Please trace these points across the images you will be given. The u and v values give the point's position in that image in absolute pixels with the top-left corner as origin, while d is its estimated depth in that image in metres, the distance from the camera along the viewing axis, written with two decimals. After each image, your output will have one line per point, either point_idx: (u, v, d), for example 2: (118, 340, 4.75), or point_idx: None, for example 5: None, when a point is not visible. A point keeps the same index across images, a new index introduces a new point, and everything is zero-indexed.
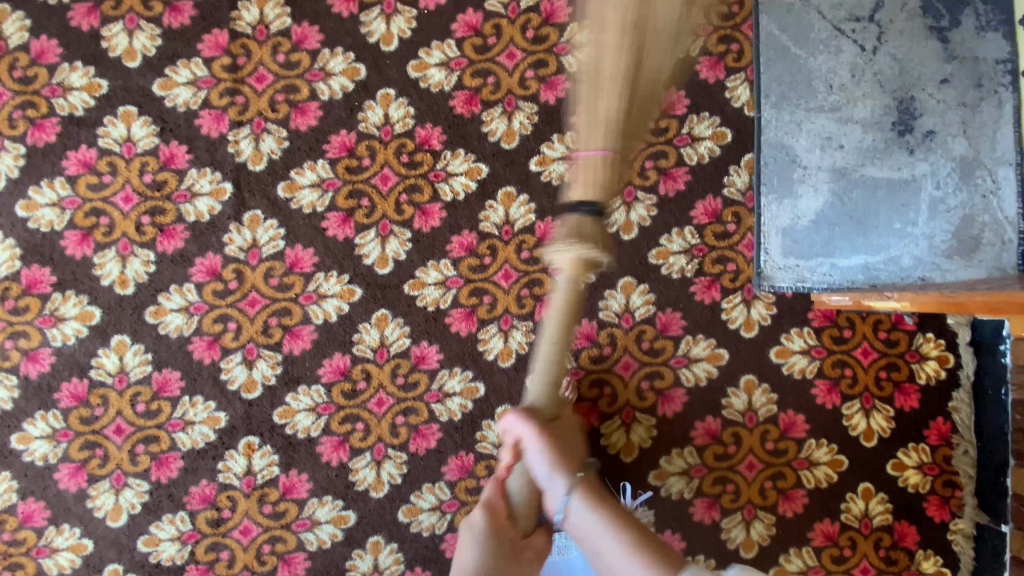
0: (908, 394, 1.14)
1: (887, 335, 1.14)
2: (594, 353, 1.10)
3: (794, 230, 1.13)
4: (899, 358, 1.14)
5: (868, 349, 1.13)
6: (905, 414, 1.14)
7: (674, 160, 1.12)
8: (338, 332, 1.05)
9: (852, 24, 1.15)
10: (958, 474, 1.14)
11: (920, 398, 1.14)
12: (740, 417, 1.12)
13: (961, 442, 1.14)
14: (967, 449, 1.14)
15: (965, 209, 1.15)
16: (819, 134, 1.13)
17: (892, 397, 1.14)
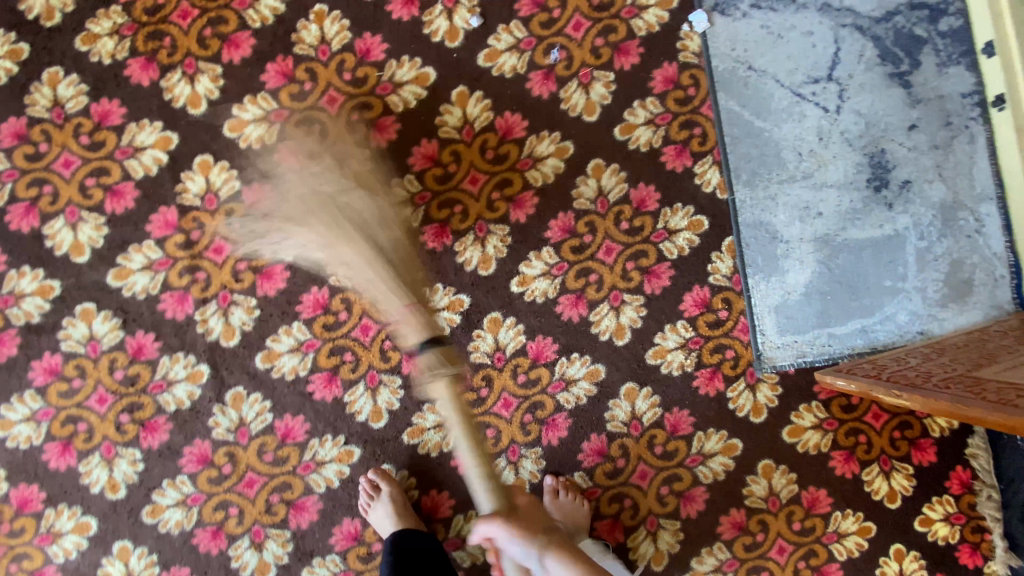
0: (925, 449, 1.13)
1: None
2: (608, 468, 1.06)
3: (787, 306, 1.10)
4: (911, 415, 1.13)
5: (879, 412, 1.13)
6: (925, 469, 1.13)
7: (656, 256, 1.08)
8: (343, 497, 1.02)
9: (811, 87, 1.12)
10: (984, 519, 1.12)
11: (937, 451, 1.13)
12: (764, 504, 1.10)
13: (983, 488, 1.12)
14: (991, 493, 1.12)
15: (953, 254, 1.12)
16: (796, 205, 1.11)
17: (909, 455, 1.13)
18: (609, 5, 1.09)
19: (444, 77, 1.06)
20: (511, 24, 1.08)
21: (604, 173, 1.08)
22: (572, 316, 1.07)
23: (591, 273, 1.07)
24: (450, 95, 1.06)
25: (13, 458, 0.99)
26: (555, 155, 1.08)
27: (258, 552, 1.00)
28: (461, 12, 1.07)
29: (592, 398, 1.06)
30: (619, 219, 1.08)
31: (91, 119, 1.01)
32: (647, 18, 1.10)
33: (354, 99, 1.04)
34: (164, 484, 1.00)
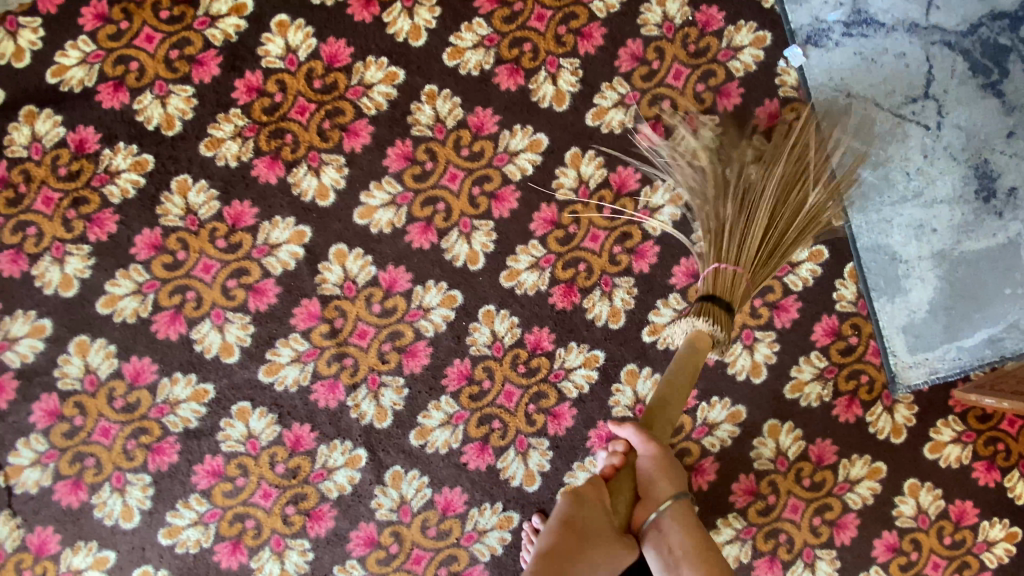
0: None
1: None
2: (760, 505, 1.09)
3: (913, 325, 1.12)
4: None
5: (1013, 418, 1.14)
6: None
7: (781, 291, 1.10)
8: (508, 562, 1.04)
9: (910, 107, 1.14)
10: None
11: None
12: (913, 522, 1.11)
13: None
14: None
15: None
16: (910, 224, 1.13)
17: None
18: (706, 50, 1.11)
19: (556, 140, 1.09)
20: (614, 80, 1.10)
21: None
22: (708, 359, 1.08)
23: None
24: (564, 157, 1.09)
25: (184, 563, 1.00)
26: (671, 203, 1.10)
27: None
28: (565, 75, 1.09)
29: (736, 439, 1.08)
30: None
31: (225, 222, 1.03)
32: (744, 59, 1.12)
33: (474, 173, 1.08)
34: (336, 570, 1.02)
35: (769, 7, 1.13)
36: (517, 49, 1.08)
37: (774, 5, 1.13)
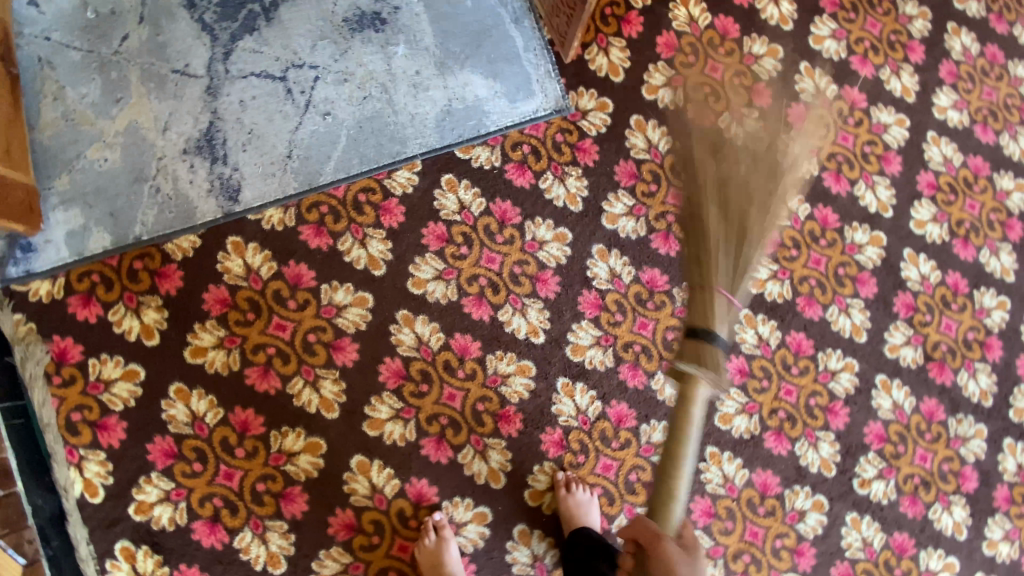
0: None
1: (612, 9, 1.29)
2: (676, 225, 1.25)
3: (508, 91, 1.24)
4: None
5: (625, 20, 1.29)
6: None
7: (490, 216, 1.21)
8: (751, 452, 1.20)
9: (295, 92, 1.19)
10: None
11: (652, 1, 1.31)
12: (680, 90, 1.29)
13: None
14: None
15: None
16: (415, 93, 1.22)
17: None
18: (255, 301, 1.13)
19: (357, 447, 1.11)
20: (291, 391, 1.11)
21: (422, 274, 1.18)
22: (555, 279, 1.21)
23: (514, 270, 1.20)
24: (370, 434, 1.12)
25: None
26: (414, 323, 1.16)
27: (808, 515, 1.20)
28: (288, 445, 1.10)
29: (625, 252, 1.23)
30: (460, 254, 1.19)
31: None
32: (260, 262, 1.14)
33: (397, 524, 1.11)
34: None
35: (202, 240, 1.14)
36: (265, 495, 1.08)
37: (199, 233, 1.14)
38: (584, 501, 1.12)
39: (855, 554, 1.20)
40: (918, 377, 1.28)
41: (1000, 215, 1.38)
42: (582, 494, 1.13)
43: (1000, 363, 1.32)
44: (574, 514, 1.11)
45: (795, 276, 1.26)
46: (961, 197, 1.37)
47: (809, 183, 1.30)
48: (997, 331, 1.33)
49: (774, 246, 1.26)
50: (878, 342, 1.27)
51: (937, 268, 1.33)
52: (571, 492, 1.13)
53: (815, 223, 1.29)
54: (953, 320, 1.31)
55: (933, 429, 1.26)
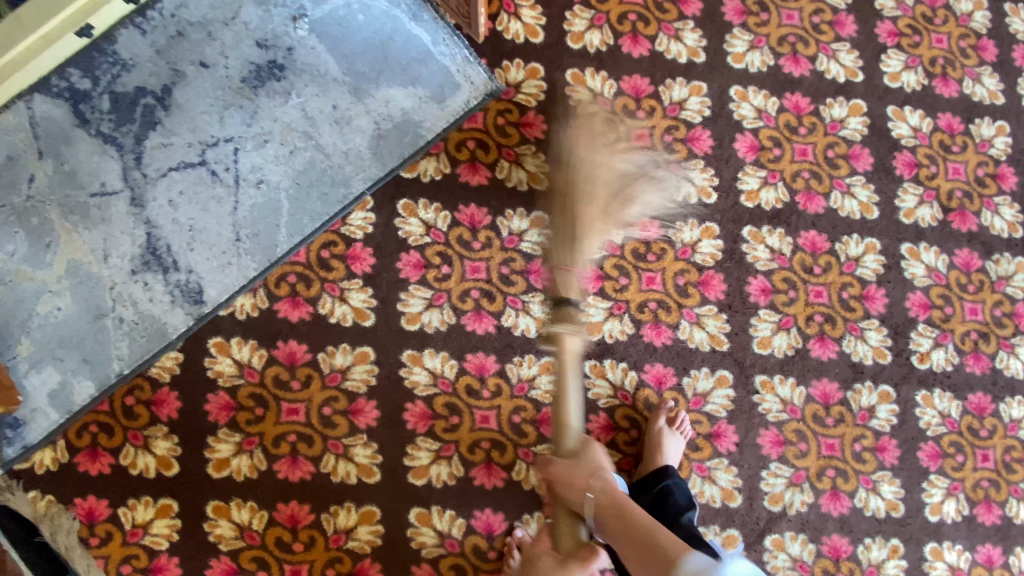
0: None
1: None
2: (648, 167, 1.17)
3: (433, 93, 1.16)
4: None
5: None
6: None
7: (459, 226, 1.15)
8: (801, 368, 1.14)
9: (220, 172, 1.12)
10: None
11: None
12: (606, 28, 1.19)
13: None
14: None
15: None
16: (340, 128, 1.14)
17: None
18: (258, 393, 1.08)
19: (409, 501, 1.07)
20: (326, 470, 1.07)
21: (412, 307, 1.11)
22: (546, 265, 1.15)
23: (501, 273, 1.14)
24: (419, 485, 1.07)
25: None
26: (423, 359, 1.09)
27: (877, 409, 1.14)
28: (343, 522, 1.06)
29: None
30: (444, 275, 1.13)
31: None
32: (248, 354, 1.08)
33: (476, 562, 1.07)
34: (869, 510, 1.12)
35: (184, 352, 1.08)
36: None
37: (179, 347, 1.08)
38: (674, 442, 1.08)
39: (937, 431, 1.15)
40: (945, 233, 1.19)
41: (970, 41, 1.29)
42: (673, 437, 1.08)
43: (1018, 190, 1.23)
44: (659, 445, 1.07)
45: (786, 175, 1.18)
46: (925, 36, 1.27)
47: (769, 75, 1.20)
48: (1005, 159, 1.24)
49: (754, 153, 1.18)
50: (894, 214, 1.19)
51: (925, 116, 1.23)
52: (662, 429, 1.08)
53: (789, 114, 1.19)
54: (958, 163, 1.22)
55: (975, 280, 1.19)
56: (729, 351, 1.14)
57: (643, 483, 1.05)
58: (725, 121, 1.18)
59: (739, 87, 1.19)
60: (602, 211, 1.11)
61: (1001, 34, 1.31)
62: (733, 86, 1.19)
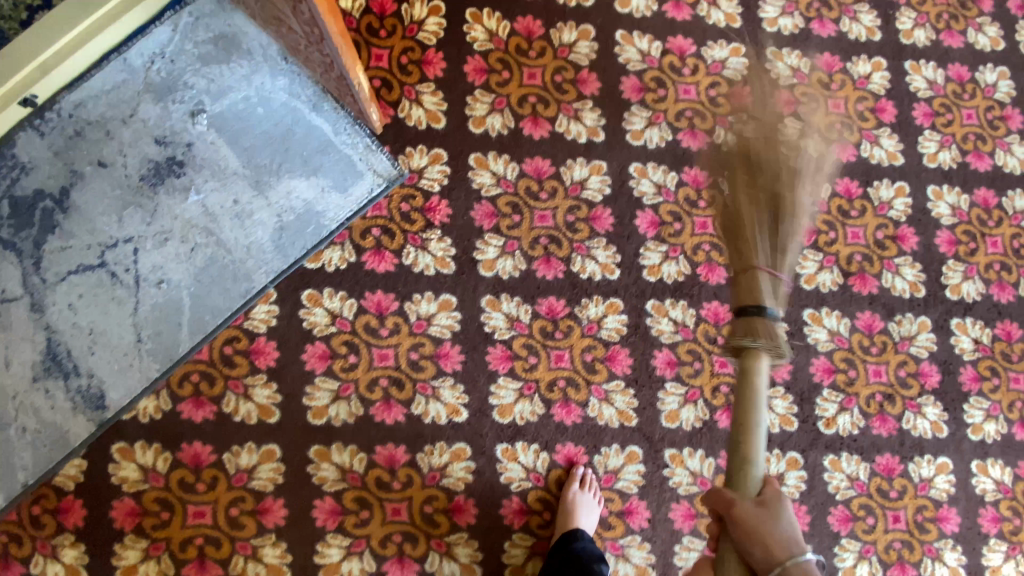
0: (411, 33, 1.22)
1: (407, 59, 1.22)
2: (553, 247, 1.19)
3: (336, 183, 1.17)
4: (405, 43, 1.22)
5: (426, 63, 1.22)
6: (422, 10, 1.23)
7: (366, 312, 1.14)
8: (709, 439, 1.16)
9: (120, 273, 1.11)
10: None
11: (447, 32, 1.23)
12: (507, 111, 1.22)
13: None
14: None
15: (193, 63, 1.13)
16: (243, 223, 1.14)
17: (418, 39, 1.22)
18: (164, 497, 1.07)
19: None
20: (234, 572, 1.06)
21: (319, 400, 1.11)
22: (455, 349, 1.15)
23: (410, 359, 1.14)
24: None
25: None
26: (331, 453, 1.10)
27: (786, 476, 1.16)
28: None
29: (514, 294, 1.18)
30: (351, 364, 1.12)
31: None
32: (153, 457, 1.08)
33: None
34: None
35: (88, 458, 1.08)
36: None
37: (83, 453, 1.08)
38: (585, 502, 1.09)
39: (846, 494, 1.17)
40: (846, 297, 1.22)
41: (867, 104, 1.30)
42: (584, 499, 1.10)
43: (919, 250, 1.26)
44: (570, 508, 1.08)
45: (687, 248, 1.21)
46: (823, 101, 1.28)
47: (667, 150, 1.24)
48: (904, 220, 1.27)
49: (655, 228, 1.22)
50: (795, 281, 1.22)
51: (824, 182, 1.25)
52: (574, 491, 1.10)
53: (688, 188, 1.24)
54: (856, 227, 1.25)
55: (877, 342, 1.21)
56: (638, 426, 1.15)
57: (556, 548, 1.05)
58: (625, 199, 1.22)
59: (639, 164, 1.23)
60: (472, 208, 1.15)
61: (899, 94, 1.31)
62: (634, 163, 1.23)
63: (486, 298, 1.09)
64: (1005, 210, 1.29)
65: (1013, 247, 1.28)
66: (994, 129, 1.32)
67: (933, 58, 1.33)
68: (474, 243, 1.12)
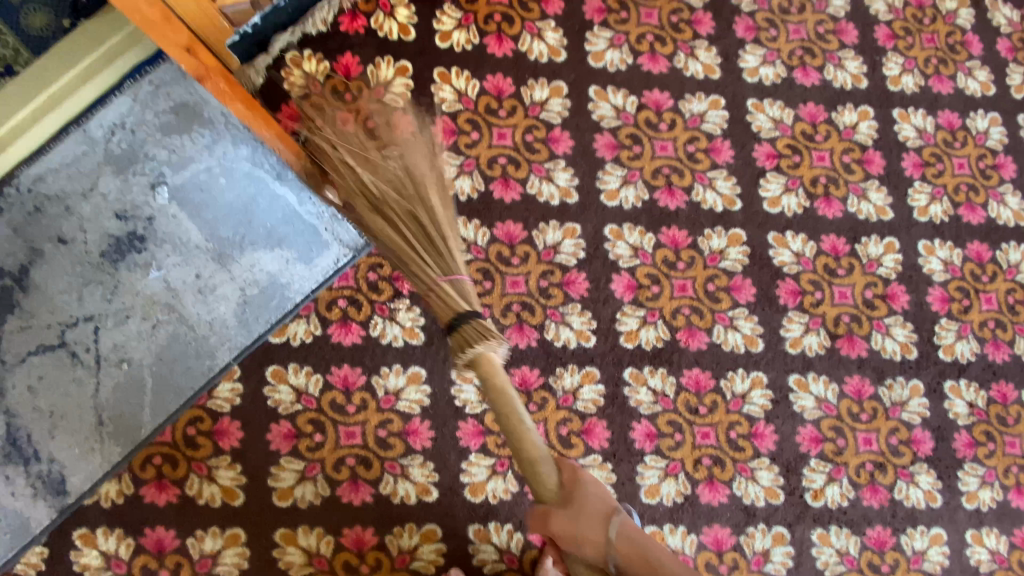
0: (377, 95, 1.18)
1: None
2: (525, 314, 1.15)
3: (302, 254, 1.13)
4: None
5: None
6: (387, 70, 1.18)
7: (332, 389, 1.10)
8: (693, 515, 1.10)
9: (80, 352, 1.09)
10: None
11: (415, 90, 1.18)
12: (476, 174, 1.18)
13: (383, 26, 1.19)
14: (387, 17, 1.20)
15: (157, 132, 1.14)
16: (205, 298, 1.11)
17: None
18: None
19: None
20: None
21: (284, 481, 1.08)
22: (424, 425, 1.11)
23: (378, 436, 1.10)
24: None
25: None
26: (297, 536, 1.06)
27: (772, 552, 1.11)
28: None
29: None
30: (316, 443, 1.09)
31: None
32: (114, 544, 1.05)
33: None
34: None
35: (47, 547, 1.05)
36: None
37: (43, 542, 1.05)
38: None
39: (835, 570, 1.12)
40: (834, 361, 1.17)
41: (854, 155, 1.24)
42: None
43: (911, 308, 1.20)
44: None
45: (665, 313, 1.16)
46: (806, 155, 1.23)
47: (643, 211, 1.19)
48: (895, 277, 1.20)
49: (632, 292, 1.17)
50: (779, 345, 1.16)
51: (809, 239, 1.20)
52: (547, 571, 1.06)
53: (666, 249, 1.18)
54: (844, 287, 1.19)
55: (867, 408, 1.16)
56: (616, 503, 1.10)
57: None
58: (600, 262, 1.18)
59: (614, 226, 1.19)
60: (444, 201, 0.98)
61: (888, 144, 1.25)
62: (608, 226, 1.19)
63: (453, 294, 0.89)
64: (999, 265, 1.23)
65: (1008, 303, 1.22)
66: (987, 179, 1.26)
67: (923, 105, 1.28)
68: (442, 238, 0.94)
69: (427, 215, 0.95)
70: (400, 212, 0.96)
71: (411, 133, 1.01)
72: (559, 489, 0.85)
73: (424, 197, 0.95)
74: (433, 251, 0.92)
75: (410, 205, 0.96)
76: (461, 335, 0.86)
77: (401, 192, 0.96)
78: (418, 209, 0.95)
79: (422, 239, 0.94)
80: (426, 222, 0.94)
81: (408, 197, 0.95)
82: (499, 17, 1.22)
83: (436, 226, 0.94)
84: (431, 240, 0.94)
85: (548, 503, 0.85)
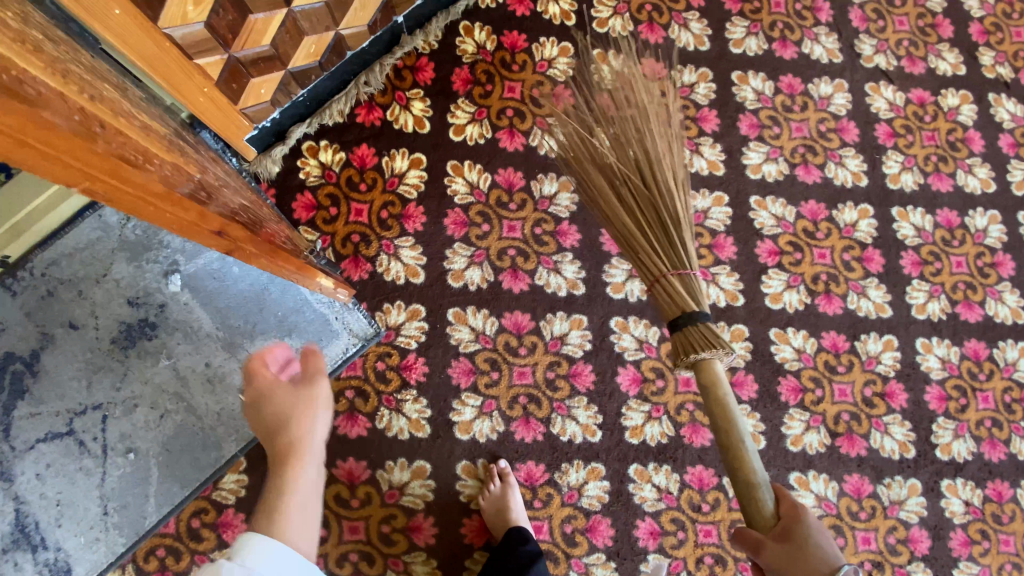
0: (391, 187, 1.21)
1: (387, 212, 1.20)
2: (531, 408, 1.16)
3: (311, 344, 1.14)
4: (384, 197, 1.21)
5: (405, 216, 1.21)
6: (402, 164, 1.22)
7: (337, 482, 1.11)
8: None
9: (88, 441, 1.09)
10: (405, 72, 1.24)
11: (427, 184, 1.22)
12: (485, 265, 1.20)
13: (398, 118, 1.23)
14: (403, 110, 1.23)
15: None
16: (214, 389, 1.12)
17: (398, 192, 1.21)
18: None
19: None
20: None
21: None
22: (428, 519, 1.11)
23: (382, 530, 1.10)
24: None
25: None
26: None
27: None
28: None
29: (491, 458, 1.14)
30: (320, 537, 1.09)
31: None
32: None
33: None
34: None
35: None
36: None
37: None
38: None
39: None
40: (834, 458, 1.18)
41: (855, 253, 1.27)
42: None
43: (909, 406, 1.22)
44: None
45: (670, 408, 1.18)
46: (808, 251, 1.26)
47: (648, 305, 1.22)
48: (894, 375, 1.23)
49: (638, 386, 1.18)
50: (780, 442, 1.18)
51: (809, 336, 1.22)
52: None
53: (670, 344, 1.20)
54: (844, 384, 1.21)
55: (866, 507, 1.18)
56: None
57: None
58: (606, 355, 1.19)
59: (620, 319, 1.20)
60: (678, 180, 0.95)
61: (888, 242, 1.28)
62: (614, 320, 1.20)
63: (682, 291, 0.84)
64: (995, 363, 1.26)
65: (1004, 402, 1.25)
66: (985, 277, 1.29)
67: (922, 203, 1.31)
68: (666, 208, 0.90)
69: (662, 181, 0.91)
70: (633, 184, 0.92)
71: (646, 105, 0.96)
72: (777, 520, 0.76)
73: (624, 215, 0.92)
74: (654, 248, 0.89)
75: (635, 183, 0.92)
76: (686, 337, 0.82)
77: (625, 162, 0.93)
78: (642, 188, 0.91)
79: (657, 214, 0.90)
80: (653, 215, 0.90)
81: (633, 174, 0.92)
82: (511, 111, 1.26)
83: (675, 210, 0.90)
84: (659, 224, 0.90)
85: (763, 533, 0.76)
